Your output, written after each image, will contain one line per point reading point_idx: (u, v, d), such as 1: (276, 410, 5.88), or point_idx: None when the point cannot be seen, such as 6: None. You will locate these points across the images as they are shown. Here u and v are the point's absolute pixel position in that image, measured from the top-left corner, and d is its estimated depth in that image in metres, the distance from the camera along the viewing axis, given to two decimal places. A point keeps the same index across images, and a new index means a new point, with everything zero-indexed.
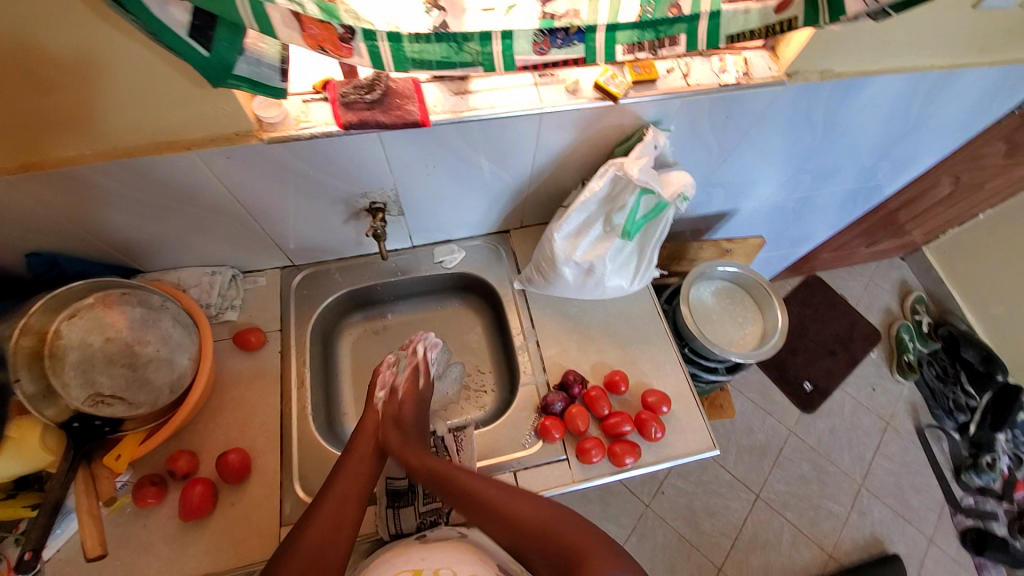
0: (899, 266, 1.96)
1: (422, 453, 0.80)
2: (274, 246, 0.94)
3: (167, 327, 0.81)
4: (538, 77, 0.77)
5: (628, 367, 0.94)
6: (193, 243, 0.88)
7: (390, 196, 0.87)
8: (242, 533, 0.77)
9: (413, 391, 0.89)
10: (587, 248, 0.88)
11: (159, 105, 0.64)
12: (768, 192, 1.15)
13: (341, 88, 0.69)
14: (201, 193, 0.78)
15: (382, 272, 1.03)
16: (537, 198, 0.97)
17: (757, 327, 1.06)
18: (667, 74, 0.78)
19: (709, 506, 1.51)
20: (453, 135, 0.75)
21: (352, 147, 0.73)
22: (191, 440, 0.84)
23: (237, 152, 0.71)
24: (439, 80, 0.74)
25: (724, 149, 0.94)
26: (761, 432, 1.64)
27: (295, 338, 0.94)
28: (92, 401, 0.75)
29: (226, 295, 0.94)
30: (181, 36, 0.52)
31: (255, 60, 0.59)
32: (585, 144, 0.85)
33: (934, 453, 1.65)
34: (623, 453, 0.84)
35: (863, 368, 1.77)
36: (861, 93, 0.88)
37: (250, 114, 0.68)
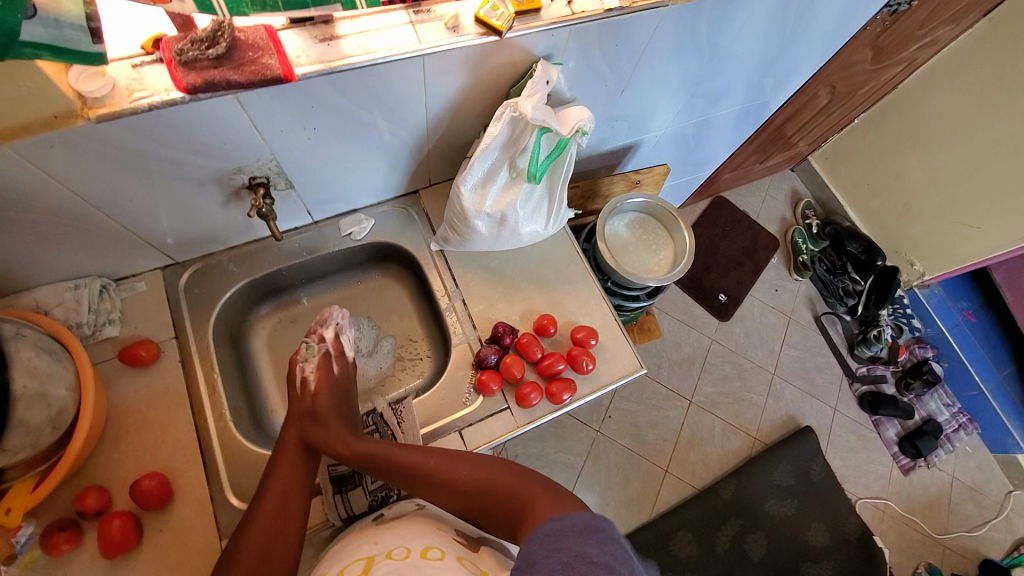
0: (790, 177, 2.14)
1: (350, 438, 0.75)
2: (147, 246, 0.82)
3: (31, 357, 0.67)
4: (413, 14, 0.69)
5: (556, 310, 0.95)
6: (39, 257, 0.74)
7: (271, 169, 0.78)
8: (178, 557, 0.72)
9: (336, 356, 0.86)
10: (496, 197, 0.85)
11: None
12: (668, 119, 1.17)
13: (175, 44, 0.57)
14: (31, 197, 0.64)
15: (285, 255, 0.94)
16: (439, 152, 0.92)
17: (669, 250, 1.11)
18: (551, 3, 0.74)
19: (651, 418, 1.65)
20: (325, 89, 0.67)
21: (208, 116, 0.63)
22: (96, 475, 0.75)
23: (62, 139, 0.58)
24: (299, 26, 0.65)
25: (621, 78, 0.93)
26: (689, 345, 1.78)
27: (196, 343, 0.85)
28: None
29: (99, 311, 0.82)
30: None
31: (53, 22, 0.47)
32: (477, 86, 0.80)
33: (831, 335, 1.90)
34: (560, 391, 0.86)
35: (768, 273, 1.95)
36: (741, 11, 0.90)
37: (68, 91, 0.56)
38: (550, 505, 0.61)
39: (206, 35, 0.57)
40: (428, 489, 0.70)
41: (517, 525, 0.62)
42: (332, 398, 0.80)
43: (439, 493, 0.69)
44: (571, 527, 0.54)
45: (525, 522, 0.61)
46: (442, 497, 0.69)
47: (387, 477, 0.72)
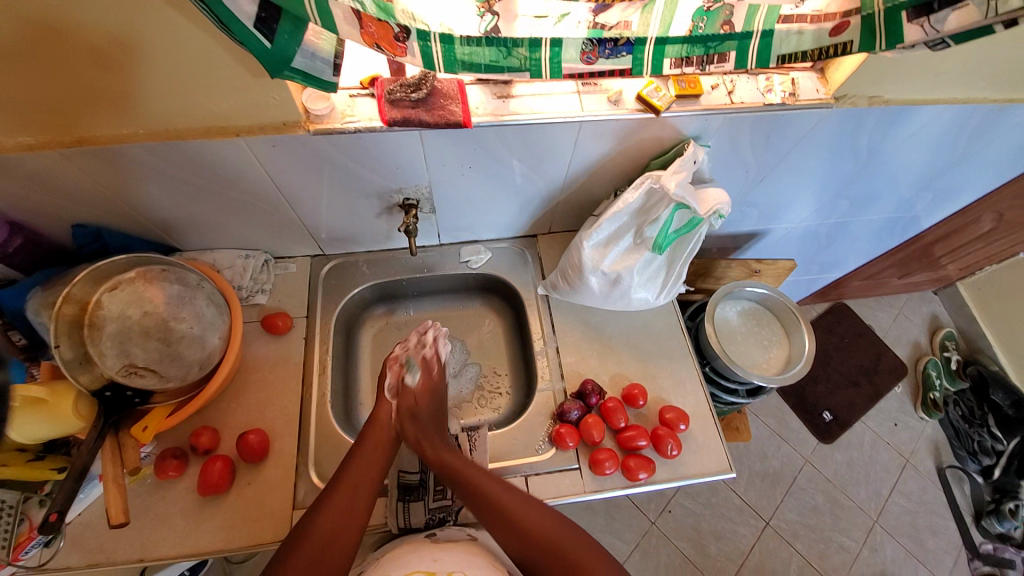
0: (931, 300, 1.90)
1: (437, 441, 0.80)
2: (306, 235, 0.96)
3: (202, 306, 0.81)
4: (580, 85, 0.77)
5: (648, 382, 0.93)
6: (230, 227, 0.91)
7: (423, 193, 0.88)
8: (255, 513, 0.79)
9: (428, 385, 0.86)
10: (615, 258, 0.87)
11: (214, 90, 0.65)
12: (803, 215, 1.13)
13: (389, 85, 0.71)
14: (243, 178, 0.79)
15: (408, 268, 1.04)
16: (567, 206, 0.97)
17: (783, 351, 1.03)
18: (711, 90, 0.77)
19: (716, 529, 1.49)
20: (492, 137, 0.76)
21: (393, 143, 0.75)
22: (214, 416, 0.86)
23: (282, 141, 0.72)
24: (483, 83, 0.75)
25: (763, 168, 0.92)
26: (776, 459, 1.60)
27: (319, 325, 0.96)
28: (126, 371, 0.75)
29: (258, 279, 0.96)
30: (248, 27, 0.52)
31: (310, 53, 0.58)
32: (622, 154, 0.84)
33: (955, 494, 1.60)
34: (636, 467, 0.83)
35: (887, 402, 1.72)
36: (908, 122, 0.86)
37: (300, 106, 0.70)
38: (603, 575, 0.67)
39: (413, 82, 0.70)
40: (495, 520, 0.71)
41: None
42: (420, 429, 0.81)
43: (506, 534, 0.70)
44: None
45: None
46: (510, 538, 0.70)
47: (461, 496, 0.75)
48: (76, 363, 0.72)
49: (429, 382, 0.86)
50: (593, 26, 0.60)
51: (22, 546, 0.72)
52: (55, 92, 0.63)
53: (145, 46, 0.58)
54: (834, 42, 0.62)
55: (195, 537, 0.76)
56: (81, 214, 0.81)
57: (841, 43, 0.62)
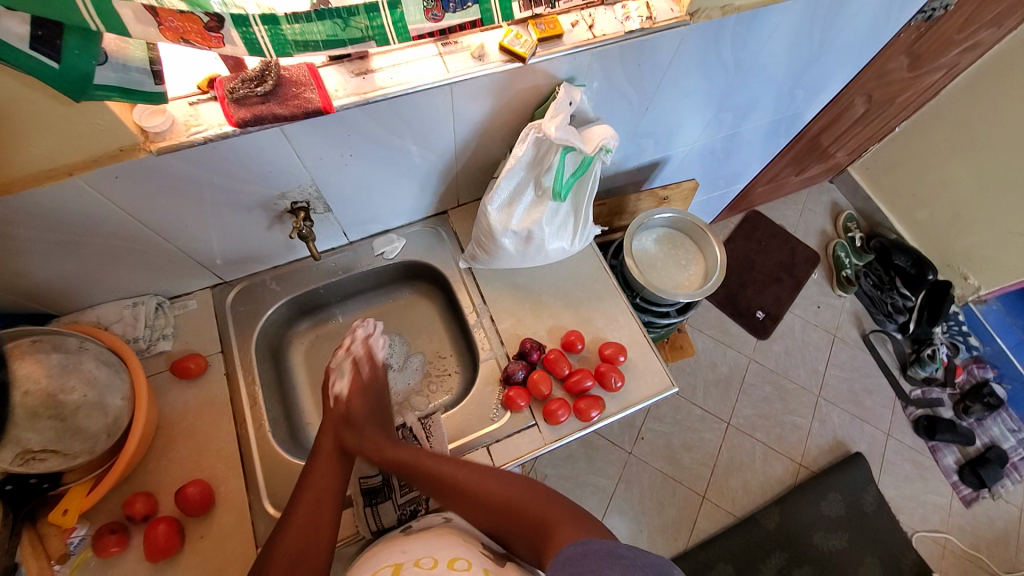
0: (829, 189, 2.07)
1: (383, 445, 0.80)
2: (198, 266, 0.88)
3: (92, 369, 0.73)
4: (441, 46, 0.73)
5: (584, 326, 0.95)
6: (105, 277, 0.81)
7: (311, 193, 0.83)
8: (218, 563, 0.75)
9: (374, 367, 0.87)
10: (522, 215, 0.87)
11: (22, 130, 0.56)
12: (696, 134, 1.18)
13: (228, 83, 0.63)
14: (100, 221, 0.71)
15: (323, 274, 0.99)
16: (468, 173, 0.95)
17: (700, 266, 1.09)
18: (572, 28, 0.76)
19: (686, 441, 1.60)
20: (362, 119, 0.72)
21: (256, 146, 0.69)
22: (145, 480, 0.79)
23: (126, 169, 0.64)
24: (337, 62, 0.70)
25: (645, 96, 0.94)
26: (725, 364, 1.72)
27: (240, 357, 0.90)
28: (22, 459, 0.66)
29: (155, 326, 0.88)
30: (24, 50, 0.45)
31: (122, 66, 0.51)
32: (503, 110, 0.82)
33: (880, 354, 1.80)
34: (588, 407, 0.86)
35: (808, 290, 1.88)
36: (764, 24, 0.90)
37: (131, 126, 0.62)
38: (569, 529, 0.67)
39: (255, 75, 0.64)
40: (455, 499, 0.73)
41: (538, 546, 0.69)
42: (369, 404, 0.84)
43: (473, 509, 0.73)
44: (593, 554, 0.59)
45: (547, 546, 0.67)
46: (475, 512, 0.73)
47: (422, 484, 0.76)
48: None
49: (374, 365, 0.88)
50: None
51: None
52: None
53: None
54: None
55: None
56: None
57: None
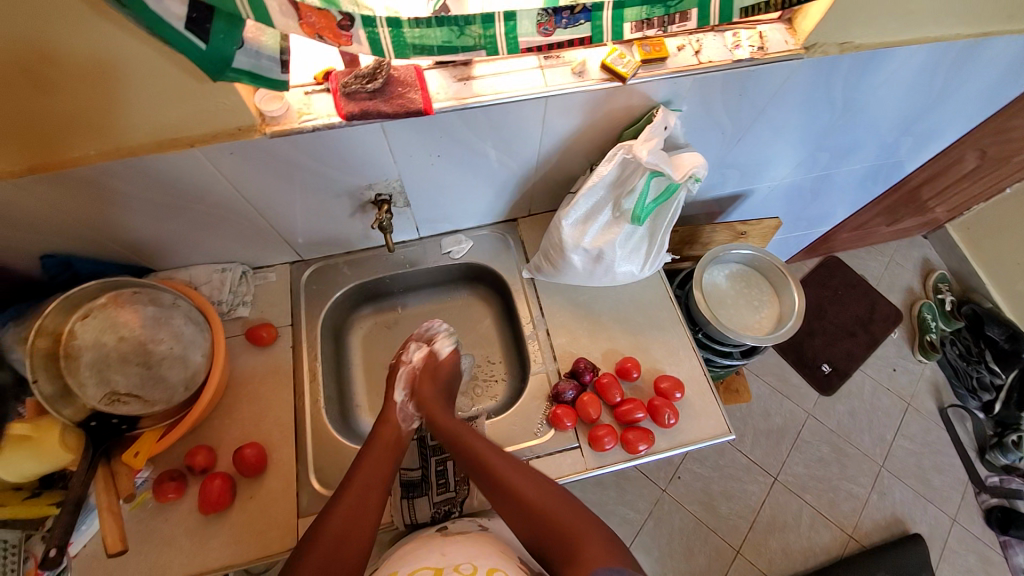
0: (921, 245, 1.90)
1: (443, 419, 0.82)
2: (282, 242, 0.94)
3: (181, 324, 0.79)
4: (543, 59, 0.74)
5: (641, 354, 0.92)
6: (203, 242, 0.88)
7: (395, 188, 0.86)
8: (260, 525, 0.79)
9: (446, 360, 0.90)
10: (596, 234, 0.86)
11: (158, 100, 0.62)
12: (785, 172, 1.12)
13: (342, 78, 0.68)
14: (207, 191, 0.77)
15: (391, 265, 1.03)
16: (545, 185, 0.95)
17: (774, 309, 1.03)
18: (677, 52, 0.75)
19: (726, 489, 1.51)
20: (456, 122, 0.73)
21: (355, 139, 0.72)
22: (209, 434, 0.84)
23: (240, 147, 0.69)
24: (442, 66, 0.72)
25: (739, 127, 0.90)
26: (779, 415, 1.62)
27: (306, 332, 0.95)
28: (109, 400, 0.73)
29: (237, 292, 0.94)
30: (179, 29, 0.49)
31: (255, 52, 0.55)
32: (593, 127, 0.82)
33: (958, 432, 1.63)
34: (636, 440, 0.83)
35: (883, 350, 1.73)
36: (883, 66, 0.84)
37: (253, 109, 0.67)
38: (600, 554, 0.64)
39: (367, 72, 0.67)
40: (493, 493, 0.73)
41: (562, 561, 0.66)
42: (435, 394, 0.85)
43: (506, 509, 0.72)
44: None
45: (572, 565, 0.65)
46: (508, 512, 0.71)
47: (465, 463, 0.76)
48: (56, 398, 0.70)
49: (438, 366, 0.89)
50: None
51: None
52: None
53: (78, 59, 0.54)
54: None
55: (203, 554, 0.76)
56: (45, 243, 0.78)
57: None
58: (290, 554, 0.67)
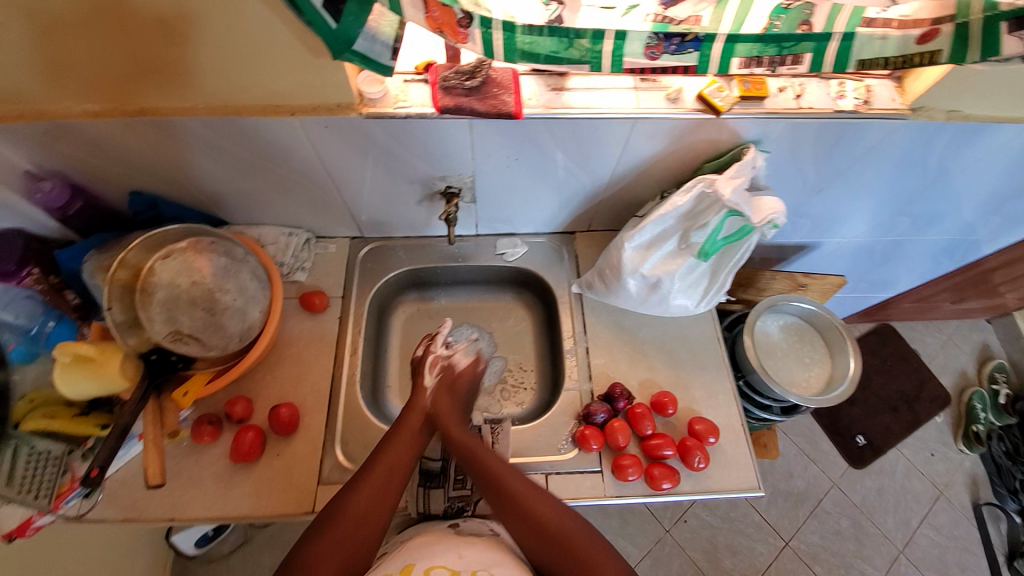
0: (983, 329, 1.79)
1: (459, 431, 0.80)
2: (347, 217, 0.97)
3: (246, 280, 0.82)
4: (638, 81, 0.74)
5: (679, 391, 0.90)
6: (276, 204, 0.92)
7: (466, 183, 0.87)
8: (282, 484, 0.81)
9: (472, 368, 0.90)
10: (656, 262, 0.84)
11: (273, 70, 0.65)
12: (858, 230, 1.07)
13: (443, 72, 0.70)
14: (291, 157, 0.80)
15: (443, 256, 1.04)
16: (610, 205, 0.95)
17: (824, 371, 0.99)
18: (778, 93, 0.74)
19: (731, 543, 1.45)
20: (541, 130, 0.74)
21: (442, 132, 0.74)
22: (249, 387, 0.88)
23: (335, 122, 0.72)
24: (537, 74, 0.73)
25: (823, 178, 0.87)
26: (802, 478, 1.55)
27: (354, 305, 0.97)
28: (171, 337, 0.76)
29: (299, 257, 0.98)
30: (317, 6, 0.52)
31: (371, 36, 0.57)
32: (673, 157, 0.81)
33: (990, 532, 1.51)
34: (661, 476, 0.81)
35: (924, 432, 1.63)
36: (987, 139, 0.80)
37: (354, 88, 0.69)
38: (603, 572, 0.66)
39: (468, 69, 0.70)
40: (511, 514, 0.71)
41: None
42: (452, 407, 0.83)
43: (524, 527, 0.70)
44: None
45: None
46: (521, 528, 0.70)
47: (477, 475, 0.75)
48: (124, 327, 0.73)
49: (475, 368, 0.90)
50: (658, 19, 0.58)
51: (64, 496, 0.75)
52: (109, 59, 0.63)
53: (182, 5, 0.55)
54: (920, 51, 0.59)
55: (224, 501, 0.79)
56: (138, 182, 0.83)
57: (927, 52, 0.59)
58: (309, 528, 0.69)
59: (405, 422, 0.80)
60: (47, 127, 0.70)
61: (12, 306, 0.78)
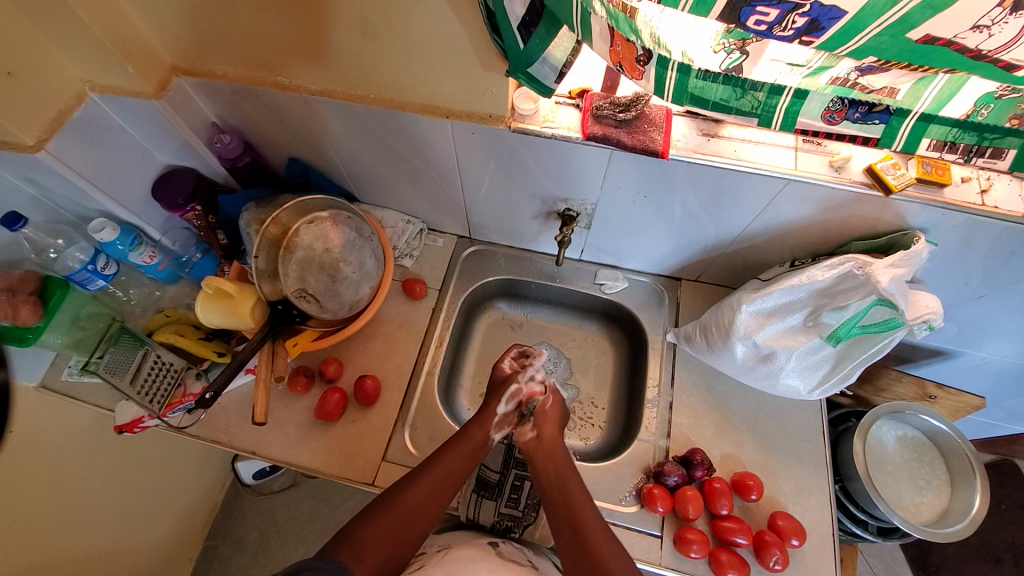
0: None
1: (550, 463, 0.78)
2: (463, 217, 1.01)
3: (366, 256, 0.88)
4: (800, 141, 0.69)
5: (764, 476, 0.82)
6: (403, 192, 0.98)
7: (587, 209, 0.87)
8: (350, 453, 0.85)
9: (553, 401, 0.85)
10: (774, 333, 0.78)
11: (443, 75, 0.70)
12: (1014, 352, 0.92)
13: (598, 101, 0.70)
14: (433, 153, 0.85)
15: (541, 273, 1.05)
16: (729, 260, 0.90)
17: (939, 501, 0.86)
18: (960, 183, 0.66)
19: None
20: (683, 173, 0.72)
21: (581, 157, 0.75)
22: (341, 353, 0.94)
23: (482, 130, 0.75)
24: (692, 116, 0.71)
25: (987, 285, 0.76)
26: None
27: (449, 301, 1.01)
28: (298, 294, 0.82)
29: (410, 244, 1.03)
30: (512, 27, 0.54)
31: (543, 59, 0.59)
32: (818, 227, 0.75)
33: None
34: (727, 564, 0.74)
35: None
36: None
37: (509, 102, 0.72)
38: None
39: (625, 102, 0.69)
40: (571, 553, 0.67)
41: None
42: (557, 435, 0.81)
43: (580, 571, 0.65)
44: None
45: None
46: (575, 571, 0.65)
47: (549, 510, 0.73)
48: (264, 275, 0.82)
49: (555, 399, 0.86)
50: (834, 82, 0.53)
51: (174, 405, 0.84)
52: (310, 45, 0.71)
53: (386, 7, 0.61)
54: None
55: (298, 451, 0.85)
56: (297, 150, 0.93)
57: None
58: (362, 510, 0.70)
59: (464, 438, 0.78)
60: (236, 88, 0.80)
61: (172, 233, 0.94)
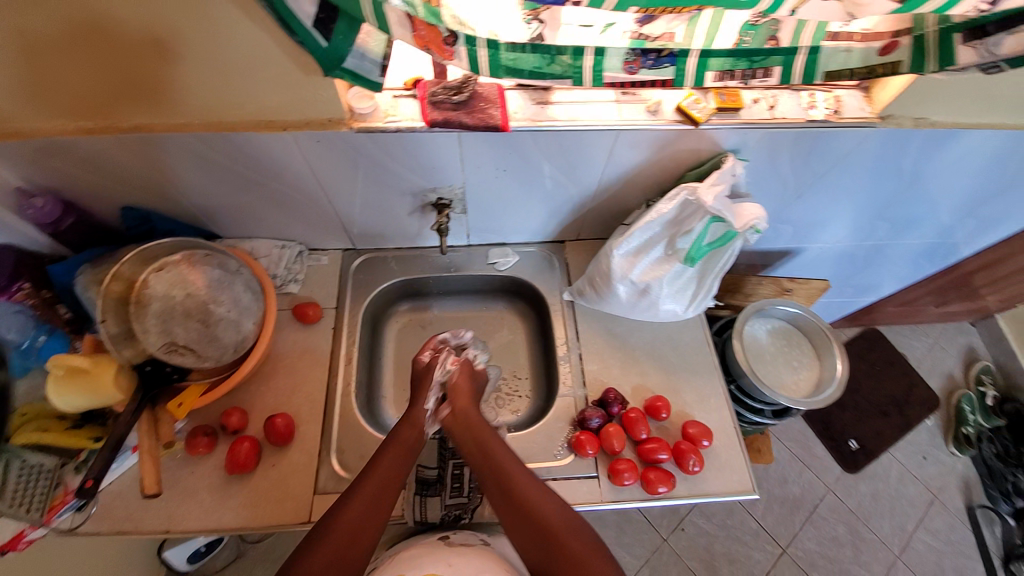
0: (967, 332, 1.83)
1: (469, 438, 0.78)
2: (341, 230, 0.99)
3: (240, 292, 0.83)
4: (619, 94, 0.78)
5: (671, 396, 0.92)
6: (269, 217, 0.93)
7: (457, 194, 0.90)
8: (277, 496, 0.81)
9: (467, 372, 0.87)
10: (645, 268, 0.87)
11: (265, 87, 0.68)
12: (839, 236, 1.10)
13: (431, 87, 0.73)
14: (285, 171, 0.82)
15: (435, 266, 1.06)
16: (598, 213, 0.97)
17: (813, 373, 1.01)
18: (752, 104, 0.77)
19: (729, 551, 1.44)
20: (529, 142, 0.77)
21: (433, 146, 0.77)
22: (243, 399, 0.88)
23: (326, 136, 0.74)
24: (523, 89, 0.76)
25: (801, 184, 0.90)
26: (796, 484, 1.55)
27: (348, 316, 0.99)
28: (167, 349, 0.76)
29: (292, 269, 0.99)
30: (307, 27, 0.55)
31: (360, 55, 0.60)
32: (656, 167, 0.84)
33: (983, 536, 1.51)
34: (656, 480, 0.82)
35: (916, 435, 1.65)
36: (954, 145, 0.84)
37: (345, 105, 0.72)
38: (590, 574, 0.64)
39: (455, 85, 0.73)
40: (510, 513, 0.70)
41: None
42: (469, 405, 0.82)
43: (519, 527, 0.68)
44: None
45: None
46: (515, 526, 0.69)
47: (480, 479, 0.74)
48: (120, 338, 0.74)
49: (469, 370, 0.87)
50: (636, 36, 0.60)
51: (57, 509, 0.75)
52: (105, 82, 0.65)
53: (176, 28, 0.58)
54: (882, 62, 0.63)
55: (218, 513, 0.79)
56: (132, 198, 0.85)
57: (889, 63, 0.63)
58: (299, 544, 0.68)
59: (399, 437, 0.78)
60: (31, 143, 0.71)
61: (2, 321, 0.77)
